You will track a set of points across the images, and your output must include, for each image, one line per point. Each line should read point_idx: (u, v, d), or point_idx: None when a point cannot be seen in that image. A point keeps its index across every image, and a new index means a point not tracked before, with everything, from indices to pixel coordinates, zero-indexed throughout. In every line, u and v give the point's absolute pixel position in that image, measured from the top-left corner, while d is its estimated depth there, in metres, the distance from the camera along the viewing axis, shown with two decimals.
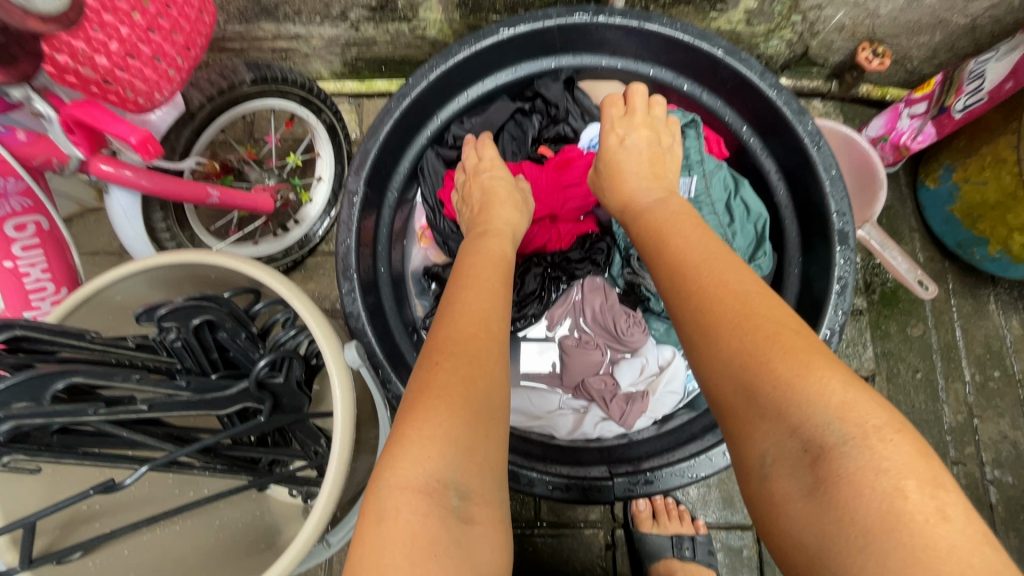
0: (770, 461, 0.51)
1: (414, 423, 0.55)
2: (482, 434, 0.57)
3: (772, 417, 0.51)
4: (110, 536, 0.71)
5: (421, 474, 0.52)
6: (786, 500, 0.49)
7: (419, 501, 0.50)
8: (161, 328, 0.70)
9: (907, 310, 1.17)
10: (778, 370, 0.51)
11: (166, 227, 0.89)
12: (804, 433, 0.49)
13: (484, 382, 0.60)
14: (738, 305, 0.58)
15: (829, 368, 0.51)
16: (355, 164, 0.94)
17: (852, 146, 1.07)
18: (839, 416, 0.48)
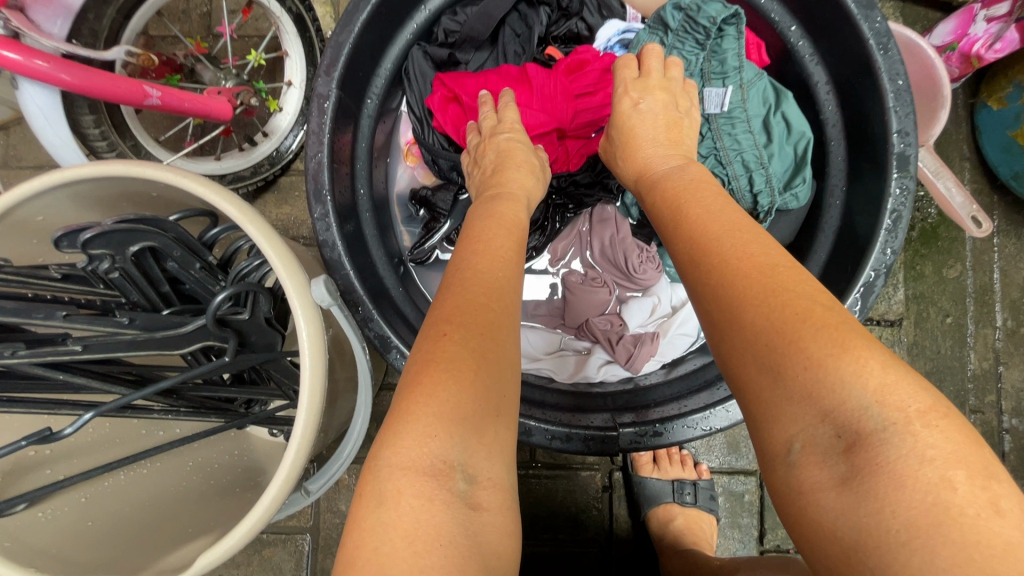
0: (798, 449, 0.41)
1: (417, 395, 0.46)
2: (495, 411, 0.48)
3: (801, 397, 0.41)
4: (60, 486, 0.64)
5: (427, 454, 0.44)
6: (817, 495, 0.39)
7: (424, 484, 0.43)
8: (91, 257, 0.59)
9: (946, 249, 1.06)
10: (808, 347, 0.41)
11: (100, 134, 0.76)
12: (839, 416, 0.39)
13: (497, 347, 0.51)
14: (762, 279, 0.46)
15: (860, 349, 0.40)
16: (325, 61, 0.78)
17: (915, 53, 0.92)
18: (878, 398, 0.38)
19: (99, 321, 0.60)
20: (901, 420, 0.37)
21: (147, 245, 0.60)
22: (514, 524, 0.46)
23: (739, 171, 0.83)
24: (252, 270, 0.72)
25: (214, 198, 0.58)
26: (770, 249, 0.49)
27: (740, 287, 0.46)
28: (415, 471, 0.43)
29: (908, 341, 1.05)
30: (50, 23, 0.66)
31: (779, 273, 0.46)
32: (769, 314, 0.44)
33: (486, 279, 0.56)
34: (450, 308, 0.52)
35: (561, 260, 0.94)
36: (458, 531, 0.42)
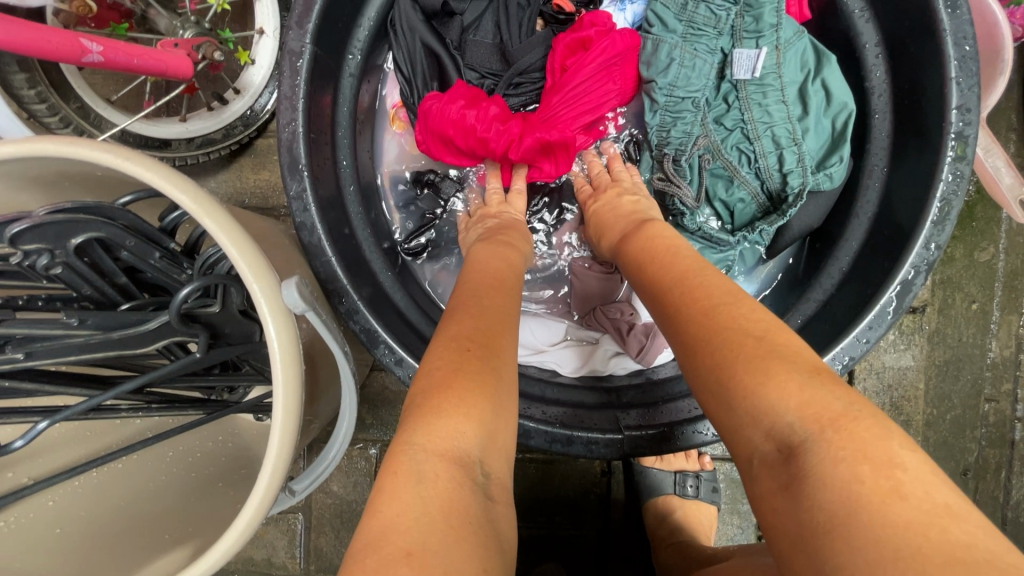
0: (756, 462, 0.40)
1: (449, 386, 0.43)
2: (509, 412, 0.45)
3: (747, 416, 0.41)
4: (21, 495, 0.59)
5: (458, 445, 0.40)
6: (769, 502, 0.39)
7: (452, 472, 0.39)
8: (26, 253, 0.51)
9: (980, 230, 0.98)
10: (739, 375, 0.42)
11: (37, 95, 0.68)
12: (773, 429, 0.39)
13: (506, 355, 0.48)
14: (711, 320, 0.46)
15: (779, 369, 0.41)
16: (295, 11, 0.67)
17: (978, 8, 0.81)
18: (800, 411, 0.38)
19: (41, 324, 0.53)
20: (817, 427, 0.37)
21: (92, 237, 0.52)
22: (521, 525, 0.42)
23: (768, 148, 0.74)
24: (222, 258, 0.63)
25: (164, 185, 0.49)
26: (722, 288, 0.50)
27: (698, 331, 0.47)
28: (446, 457, 0.39)
29: (928, 329, 0.99)
30: None
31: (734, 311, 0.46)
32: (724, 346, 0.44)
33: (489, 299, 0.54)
34: (465, 321, 0.50)
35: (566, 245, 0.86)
36: (483, 522, 0.37)
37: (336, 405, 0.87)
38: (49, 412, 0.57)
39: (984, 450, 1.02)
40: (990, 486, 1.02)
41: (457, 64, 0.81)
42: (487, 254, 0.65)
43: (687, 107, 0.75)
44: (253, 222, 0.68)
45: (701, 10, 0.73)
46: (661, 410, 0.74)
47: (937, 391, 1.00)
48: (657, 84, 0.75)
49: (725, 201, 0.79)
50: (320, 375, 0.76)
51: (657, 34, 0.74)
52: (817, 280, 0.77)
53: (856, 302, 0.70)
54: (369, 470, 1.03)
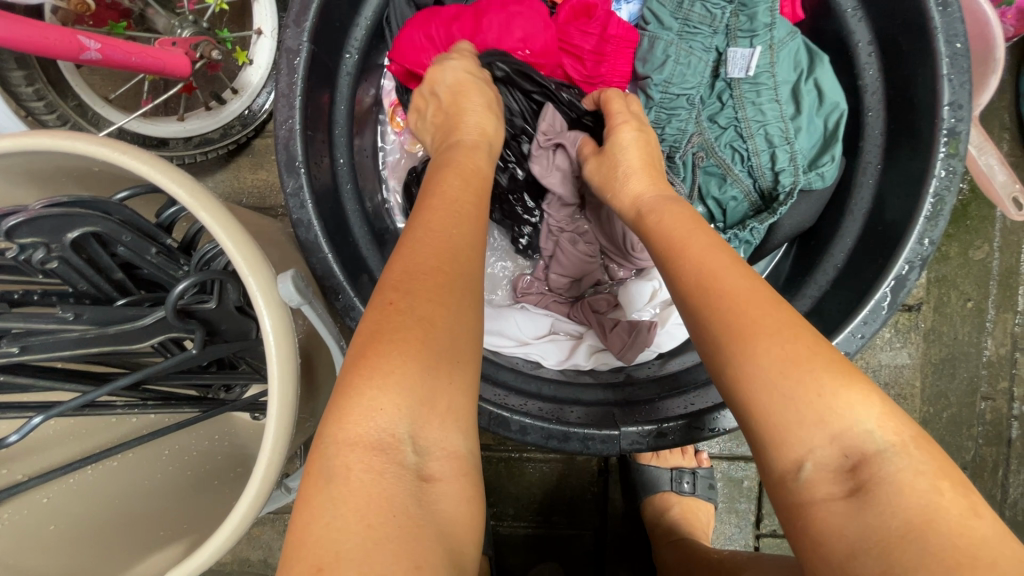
0: (808, 468, 0.40)
1: (367, 365, 0.41)
2: (455, 379, 0.43)
3: (807, 422, 0.40)
4: (16, 492, 0.59)
5: (376, 426, 0.39)
6: (823, 505, 0.39)
7: (373, 460, 0.38)
8: (22, 247, 0.51)
9: (974, 229, 0.98)
10: (821, 380, 0.40)
11: (35, 93, 0.68)
12: (845, 438, 0.39)
13: (451, 307, 0.44)
14: (750, 314, 0.43)
15: (841, 377, 0.40)
16: (292, 10, 0.68)
17: (969, 8, 0.82)
18: (882, 422, 0.39)
19: (36, 318, 0.53)
20: (899, 440, 0.39)
21: (88, 231, 0.52)
22: (474, 493, 0.41)
23: (761, 146, 0.75)
24: (219, 254, 0.63)
25: (160, 179, 0.49)
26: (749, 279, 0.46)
27: (725, 330, 0.43)
28: (363, 444, 0.38)
29: (924, 327, 0.99)
30: None
31: (758, 306, 0.44)
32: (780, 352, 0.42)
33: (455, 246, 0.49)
34: (401, 276, 0.45)
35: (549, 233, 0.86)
36: (409, 508, 0.37)
37: None
38: (44, 407, 0.57)
39: (981, 448, 1.02)
40: (987, 484, 1.02)
41: None
42: (443, 175, 0.59)
43: (681, 105, 0.76)
44: (251, 218, 0.68)
45: (696, 8, 0.73)
46: (657, 407, 0.74)
47: (933, 389, 1.00)
48: (652, 80, 0.75)
49: (718, 199, 0.80)
50: (317, 372, 0.76)
51: (653, 31, 0.75)
52: (812, 277, 0.77)
53: (850, 298, 0.70)
54: None
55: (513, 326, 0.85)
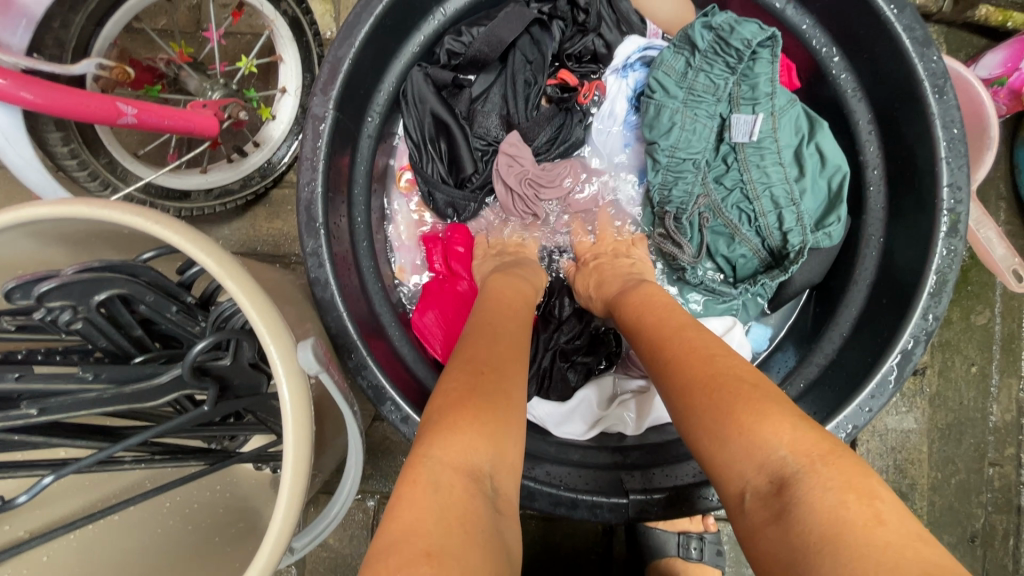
0: (748, 497, 0.43)
1: (464, 410, 0.43)
2: (522, 440, 0.46)
3: (737, 454, 0.44)
4: (17, 551, 0.59)
5: (474, 458, 0.41)
6: (761, 528, 0.41)
7: (464, 488, 0.39)
8: (49, 309, 0.52)
9: (975, 294, 1.00)
10: (735, 414, 0.45)
11: (69, 152, 0.70)
12: (767, 463, 0.42)
13: (518, 382, 0.49)
14: (703, 367, 0.49)
15: (758, 409, 0.45)
16: (321, 79, 0.71)
17: (964, 87, 0.87)
18: (791, 445, 0.42)
19: (57, 379, 0.53)
20: (808, 460, 0.41)
21: (114, 293, 0.54)
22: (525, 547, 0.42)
23: (768, 207, 0.76)
24: (235, 312, 0.64)
25: (190, 249, 0.50)
26: (682, 345, 0.54)
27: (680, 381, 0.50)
28: (461, 469, 0.40)
29: (930, 391, 0.99)
30: (10, 34, 0.58)
31: (693, 358, 0.51)
32: (713, 396, 0.47)
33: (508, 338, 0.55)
34: (481, 350, 0.51)
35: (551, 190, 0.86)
36: (490, 529, 0.38)
37: (338, 456, 0.86)
38: (55, 465, 0.57)
39: (991, 516, 1.01)
40: (999, 554, 1.00)
41: (466, 133, 0.84)
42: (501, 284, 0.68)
43: (688, 168, 0.78)
44: (270, 277, 0.69)
45: (700, 78, 0.76)
46: (665, 473, 0.73)
47: (940, 454, 1.00)
48: (658, 145, 0.78)
49: (726, 256, 0.82)
50: (326, 428, 0.76)
51: (659, 100, 0.77)
52: (818, 343, 0.78)
53: (858, 370, 0.71)
54: (366, 522, 1.01)
55: (583, 404, 0.82)
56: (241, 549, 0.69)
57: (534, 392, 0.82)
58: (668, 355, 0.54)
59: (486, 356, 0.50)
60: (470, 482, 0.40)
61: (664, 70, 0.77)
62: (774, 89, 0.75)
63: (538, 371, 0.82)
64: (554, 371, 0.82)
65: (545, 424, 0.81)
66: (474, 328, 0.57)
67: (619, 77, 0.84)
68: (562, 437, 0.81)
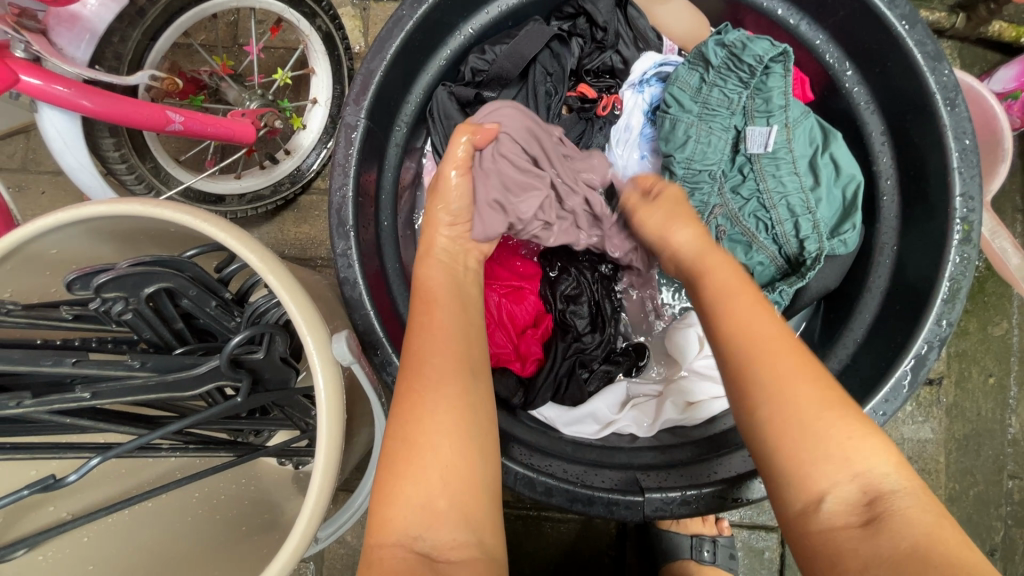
0: (830, 501, 0.47)
1: (390, 480, 0.50)
2: (465, 477, 0.51)
3: (834, 459, 0.48)
4: (60, 532, 0.62)
5: (395, 527, 0.48)
6: (842, 532, 0.46)
7: (399, 556, 0.47)
8: (105, 299, 0.56)
9: (992, 305, 1.00)
10: (836, 433, 0.48)
11: (120, 157, 0.75)
12: (863, 477, 0.47)
13: (423, 421, 0.52)
14: (778, 371, 0.51)
15: (867, 430, 0.49)
16: (355, 88, 0.75)
17: (977, 101, 0.89)
18: (896, 467, 0.48)
19: (109, 366, 0.56)
20: (910, 481, 0.48)
21: (162, 287, 0.57)
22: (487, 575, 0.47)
23: (784, 216, 0.78)
24: (269, 307, 0.67)
25: (235, 246, 0.54)
26: (803, 378, 0.51)
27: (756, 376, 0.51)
28: (395, 541, 0.48)
29: (946, 402, 0.99)
30: (74, 48, 0.63)
31: (796, 371, 0.51)
32: (816, 409, 0.49)
33: (436, 348, 0.58)
34: (410, 397, 0.54)
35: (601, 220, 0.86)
36: None
37: (360, 453, 0.88)
38: (100, 449, 0.60)
39: (1011, 530, 0.99)
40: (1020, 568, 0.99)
41: None
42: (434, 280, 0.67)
43: (704, 179, 0.80)
44: (301, 275, 0.72)
45: (714, 93, 0.79)
46: (681, 472, 0.74)
47: (958, 466, 0.99)
48: (674, 158, 0.80)
49: (744, 264, 0.82)
50: (352, 423, 0.79)
51: (675, 114, 0.80)
52: (832, 350, 0.80)
53: (872, 376, 0.72)
54: None
55: (595, 407, 0.83)
56: (267, 538, 0.71)
57: (549, 397, 0.83)
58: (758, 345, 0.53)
59: (408, 404, 0.53)
60: (399, 549, 0.47)
61: (679, 85, 0.80)
62: (790, 99, 0.78)
63: (555, 378, 0.83)
64: (573, 376, 0.84)
65: (556, 426, 0.82)
66: (415, 343, 0.59)
67: (635, 91, 0.87)
68: (571, 436, 0.82)
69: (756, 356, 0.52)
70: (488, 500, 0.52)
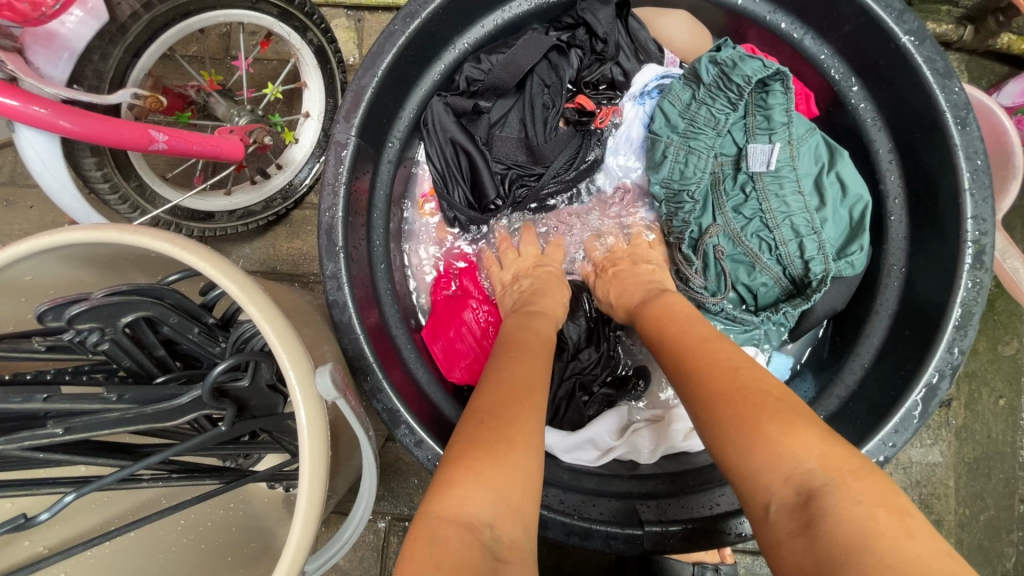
0: (772, 504, 0.43)
1: (467, 457, 0.45)
2: (529, 502, 0.45)
3: (763, 462, 0.44)
4: (35, 570, 0.59)
5: (468, 510, 0.42)
6: (787, 539, 0.41)
7: (461, 537, 0.41)
8: (79, 331, 0.53)
9: (1002, 324, 0.97)
10: (759, 429, 0.45)
11: (103, 176, 0.72)
12: (795, 475, 0.43)
13: (501, 414, 0.49)
14: (727, 384, 0.49)
15: (796, 419, 0.45)
16: (346, 104, 0.73)
17: (986, 117, 0.86)
18: (850, 468, 0.42)
19: (83, 400, 0.54)
20: (837, 474, 0.41)
21: (140, 316, 0.55)
22: None
23: (788, 236, 0.76)
24: (254, 333, 0.64)
25: (214, 276, 0.51)
26: (742, 374, 0.50)
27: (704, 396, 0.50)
28: (456, 523, 0.41)
29: (955, 423, 0.96)
30: (52, 66, 0.61)
31: (731, 373, 0.50)
32: (737, 407, 0.47)
33: (528, 377, 0.55)
34: (489, 396, 0.52)
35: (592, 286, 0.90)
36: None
37: (351, 478, 0.86)
38: (76, 485, 0.57)
39: None
40: None
41: (487, 158, 0.85)
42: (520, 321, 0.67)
43: (687, 200, 0.79)
44: (289, 299, 0.70)
45: (701, 111, 0.77)
46: (682, 503, 0.72)
47: (968, 490, 0.96)
48: (652, 179, 0.81)
49: (747, 284, 0.80)
50: (342, 448, 0.77)
51: (660, 134, 0.80)
52: (838, 374, 0.77)
53: (881, 405, 0.69)
54: (377, 544, 1.01)
55: (594, 433, 0.79)
56: (252, 572, 0.68)
57: (546, 421, 0.81)
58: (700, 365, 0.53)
59: (489, 399, 0.51)
60: (463, 533, 0.41)
61: (670, 99, 0.79)
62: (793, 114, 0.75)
63: (552, 400, 0.82)
64: (571, 400, 0.82)
65: (555, 452, 0.78)
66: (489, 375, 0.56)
67: (637, 102, 0.85)
68: (569, 462, 0.78)
69: (699, 373, 0.52)
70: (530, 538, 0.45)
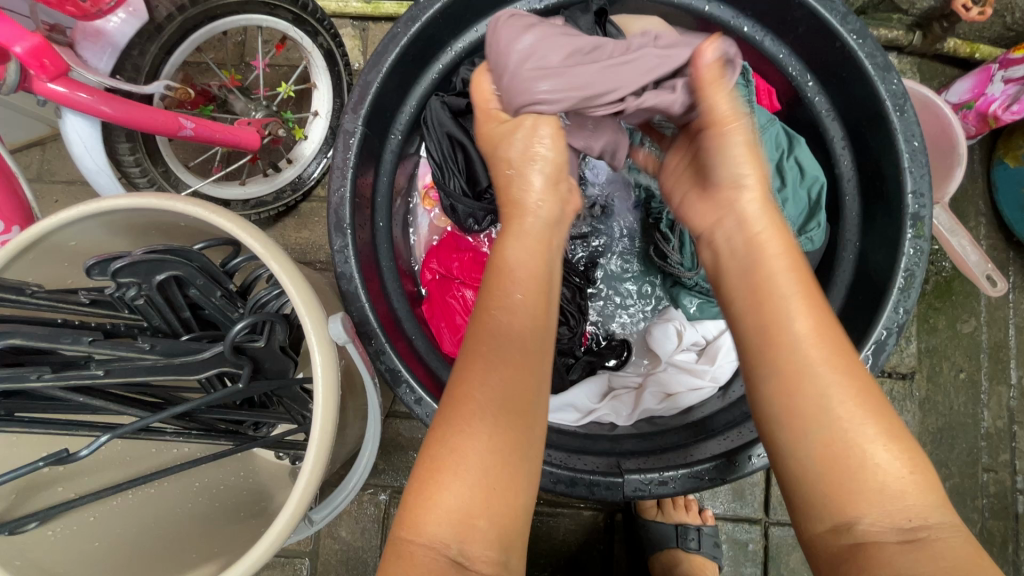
0: (867, 523, 0.47)
1: (445, 478, 0.51)
2: (507, 502, 0.51)
3: (880, 488, 0.48)
4: (70, 507, 0.65)
5: (434, 528, 0.49)
6: (876, 546, 0.47)
7: (431, 557, 0.49)
8: (119, 284, 0.61)
9: (960, 303, 1.05)
10: (883, 463, 0.49)
11: (134, 161, 0.81)
12: (911, 505, 0.48)
13: (480, 437, 0.51)
14: (840, 387, 0.51)
15: (908, 455, 0.49)
16: (353, 98, 0.81)
17: (930, 111, 0.95)
18: (943, 502, 0.49)
19: (121, 347, 0.61)
20: (928, 503, 0.48)
21: (172, 274, 0.62)
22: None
23: None
24: (270, 298, 0.71)
25: (239, 235, 0.59)
26: (835, 382, 0.51)
27: (819, 396, 0.51)
28: (430, 545, 0.49)
29: (920, 396, 1.03)
30: (97, 58, 0.70)
31: (850, 377, 0.51)
32: (875, 426, 0.50)
33: (503, 365, 0.54)
34: (479, 409, 0.52)
35: (619, 206, 0.96)
36: None
37: (355, 445, 0.92)
38: (111, 427, 0.64)
39: (987, 522, 1.02)
40: (997, 560, 1.02)
41: (480, 150, 0.94)
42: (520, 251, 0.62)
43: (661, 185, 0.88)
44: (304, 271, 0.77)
45: None
46: (661, 456, 0.78)
47: (933, 458, 1.03)
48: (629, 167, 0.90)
49: None
50: (350, 410, 0.84)
51: None
52: None
53: None
54: (378, 516, 1.06)
55: (576, 396, 0.87)
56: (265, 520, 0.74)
57: None
58: (830, 366, 0.52)
59: (472, 418, 0.52)
60: (432, 552, 0.49)
61: None
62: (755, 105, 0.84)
63: None
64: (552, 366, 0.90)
65: None
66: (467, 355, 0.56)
67: None
68: (553, 423, 0.85)
69: (816, 375, 0.51)
70: (523, 527, 0.52)
